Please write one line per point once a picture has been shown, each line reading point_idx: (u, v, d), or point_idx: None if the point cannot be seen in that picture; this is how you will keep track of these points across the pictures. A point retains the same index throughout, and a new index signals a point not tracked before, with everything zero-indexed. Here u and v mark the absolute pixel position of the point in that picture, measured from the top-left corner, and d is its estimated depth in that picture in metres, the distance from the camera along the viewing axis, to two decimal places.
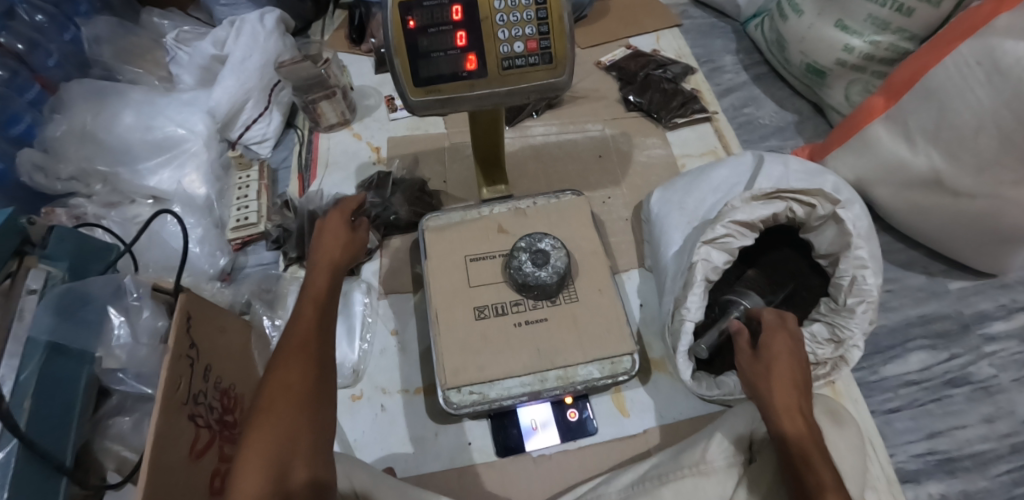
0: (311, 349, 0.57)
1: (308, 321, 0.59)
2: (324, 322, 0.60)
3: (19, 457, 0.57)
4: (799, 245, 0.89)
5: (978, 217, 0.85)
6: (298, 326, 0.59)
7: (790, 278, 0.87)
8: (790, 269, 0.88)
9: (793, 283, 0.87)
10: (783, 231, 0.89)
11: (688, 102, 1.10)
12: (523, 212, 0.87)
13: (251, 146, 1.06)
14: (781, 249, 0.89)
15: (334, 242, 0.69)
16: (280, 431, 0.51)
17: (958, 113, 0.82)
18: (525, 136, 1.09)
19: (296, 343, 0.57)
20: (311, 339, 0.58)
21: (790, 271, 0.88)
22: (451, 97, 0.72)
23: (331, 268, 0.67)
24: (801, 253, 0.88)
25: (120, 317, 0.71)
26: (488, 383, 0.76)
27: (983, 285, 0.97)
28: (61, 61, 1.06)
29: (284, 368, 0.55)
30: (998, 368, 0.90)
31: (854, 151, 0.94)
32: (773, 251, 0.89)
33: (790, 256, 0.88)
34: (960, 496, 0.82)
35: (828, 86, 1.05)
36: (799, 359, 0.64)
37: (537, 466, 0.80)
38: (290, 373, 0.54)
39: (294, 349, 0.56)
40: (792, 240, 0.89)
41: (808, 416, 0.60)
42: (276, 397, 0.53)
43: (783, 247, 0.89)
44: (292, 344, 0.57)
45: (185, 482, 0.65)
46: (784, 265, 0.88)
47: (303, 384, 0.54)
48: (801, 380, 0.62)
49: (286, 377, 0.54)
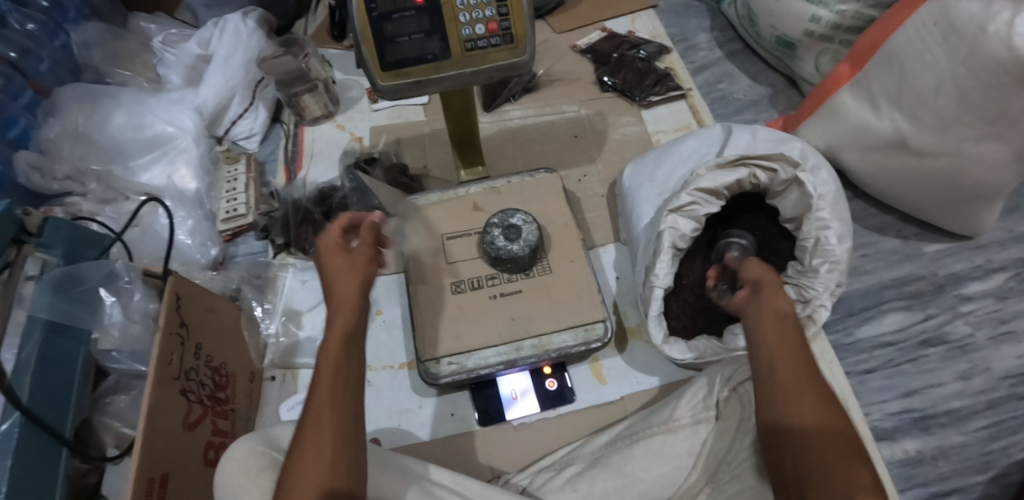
0: (341, 383, 0.54)
1: (334, 347, 0.56)
2: (350, 348, 0.57)
3: (22, 427, 0.61)
4: (764, 213, 0.91)
5: (941, 177, 0.87)
6: (324, 362, 0.56)
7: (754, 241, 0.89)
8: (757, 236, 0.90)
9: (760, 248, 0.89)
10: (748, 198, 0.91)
11: (662, 80, 1.12)
12: (498, 190, 0.91)
13: (238, 141, 1.12)
14: (748, 217, 0.91)
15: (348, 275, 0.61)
16: (316, 456, 0.50)
17: (918, 75, 0.83)
18: (503, 120, 1.12)
19: (326, 379, 0.54)
20: (336, 373, 0.55)
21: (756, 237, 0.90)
22: (419, 80, 0.74)
23: (352, 302, 0.59)
24: (767, 219, 0.90)
25: (111, 298, 0.75)
26: (466, 353, 0.79)
27: (958, 246, 0.97)
28: (53, 66, 1.10)
29: (315, 409, 0.53)
30: (974, 327, 0.90)
31: (823, 119, 0.96)
32: (740, 218, 0.91)
33: (757, 223, 0.90)
34: (936, 452, 0.83)
35: (799, 58, 1.07)
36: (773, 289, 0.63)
37: (518, 433, 0.83)
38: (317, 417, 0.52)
39: (319, 385, 0.54)
40: (759, 207, 0.91)
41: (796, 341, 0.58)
42: (308, 446, 0.51)
43: (750, 214, 0.91)
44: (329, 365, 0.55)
45: (179, 451, 0.69)
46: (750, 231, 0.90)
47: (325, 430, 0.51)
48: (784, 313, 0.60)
49: (319, 415, 0.52)
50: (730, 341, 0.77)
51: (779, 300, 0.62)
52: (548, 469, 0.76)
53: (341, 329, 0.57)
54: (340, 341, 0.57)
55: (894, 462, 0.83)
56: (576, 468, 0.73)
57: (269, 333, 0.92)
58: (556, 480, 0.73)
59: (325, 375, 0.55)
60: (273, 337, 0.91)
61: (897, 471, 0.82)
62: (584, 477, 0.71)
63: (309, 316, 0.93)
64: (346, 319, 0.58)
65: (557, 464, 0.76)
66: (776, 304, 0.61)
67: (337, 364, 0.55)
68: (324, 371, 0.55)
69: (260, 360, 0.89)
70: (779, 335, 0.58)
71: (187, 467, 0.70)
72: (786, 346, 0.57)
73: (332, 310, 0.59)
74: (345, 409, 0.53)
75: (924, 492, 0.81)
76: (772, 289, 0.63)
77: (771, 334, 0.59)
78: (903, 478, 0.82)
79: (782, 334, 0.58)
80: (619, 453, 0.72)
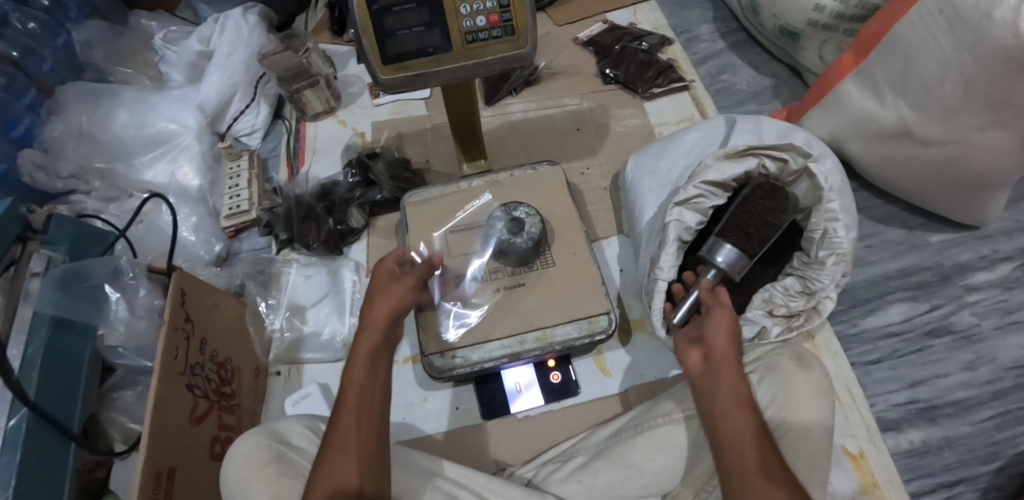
0: (363, 409, 0.58)
1: (358, 372, 0.60)
2: (373, 375, 0.60)
3: (29, 423, 0.61)
4: (781, 204, 0.80)
5: (946, 165, 0.86)
6: (347, 389, 0.59)
7: (761, 228, 0.77)
8: (764, 224, 0.78)
9: (767, 235, 0.77)
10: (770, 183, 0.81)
11: (665, 72, 1.12)
12: (499, 184, 0.91)
13: (241, 137, 1.12)
14: (765, 201, 0.79)
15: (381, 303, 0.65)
16: (347, 444, 0.56)
17: (922, 61, 0.82)
18: (505, 113, 1.12)
19: (351, 400, 0.58)
20: (359, 396, 0.58)
21: (762, 230, 0.77)
22: (421, 74, 0.73)
23: (376, 331, 0.63)
24: (782, 208, 0.79)
25: (116, 294, 0.74)
26: (469, 346, 0.80)
27: (963, 236, 0.97)
28: (55, 66, 1.11)
29: (341, 429, 0.57)
30: (979, 317, 0.90)
31: (827, 109, 0.95)
32: (756, 200, 0.80)
33: (771, 211, 0.79)
34: (942, 442, 0.83)
35: (802, 48, 1.06)
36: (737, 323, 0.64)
37: (522, 426, 0.83)
38: (339, 439, 0.56)
39: (343, 407, 0.58)
40: (779, 196, 0.80)
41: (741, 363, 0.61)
42: (331, 469, 0.54)
43: (768, 198, 0.80)
44: (359, 361, 0.61)
45: (184, 446, 0.69)
46: (758, 219, 0.78)
47: (346, 456, 0.55)
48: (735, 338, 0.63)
49: (344, 441, 0.56)
50: None
51: (738, 373, 0.59)
52: (551, 462, 0.76)
53: (367, 355, 0.61)
54: (364, 367, 0.60)
55: (900, 453, 0.82)
56: (580, 459, 0.74)
57: (273, 328, 0.92)
58: (560, 472, 0.73)
59: (349, 397, 0.59)
60: (278, 332, 0.91)
61: (903, 461, 0.82)
62: (587, 469, 0.71)
63: (313, 311, 0.93)
64: (368, 346, 0.62)
65: (561, 456, 0.76)
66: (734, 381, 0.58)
67: (361, 389, 0.59)
68: (350, 393, 0.59)
69: (265, 355, 0.90)
70: (735, 411, 0.56)
71: (192, 461, 0.71)
72: (744, 424, 0.55)
73: (363, 329, 0.63)
74: (368, 436, 0.57)
75: (930, 482, 0.80)
76: (733, 361, 0.60)
77: (731, 422, 0.55)
78: (909, 468, 0.81)
79: (738, 416, 0.56)
80: (622, 445, 0.71)
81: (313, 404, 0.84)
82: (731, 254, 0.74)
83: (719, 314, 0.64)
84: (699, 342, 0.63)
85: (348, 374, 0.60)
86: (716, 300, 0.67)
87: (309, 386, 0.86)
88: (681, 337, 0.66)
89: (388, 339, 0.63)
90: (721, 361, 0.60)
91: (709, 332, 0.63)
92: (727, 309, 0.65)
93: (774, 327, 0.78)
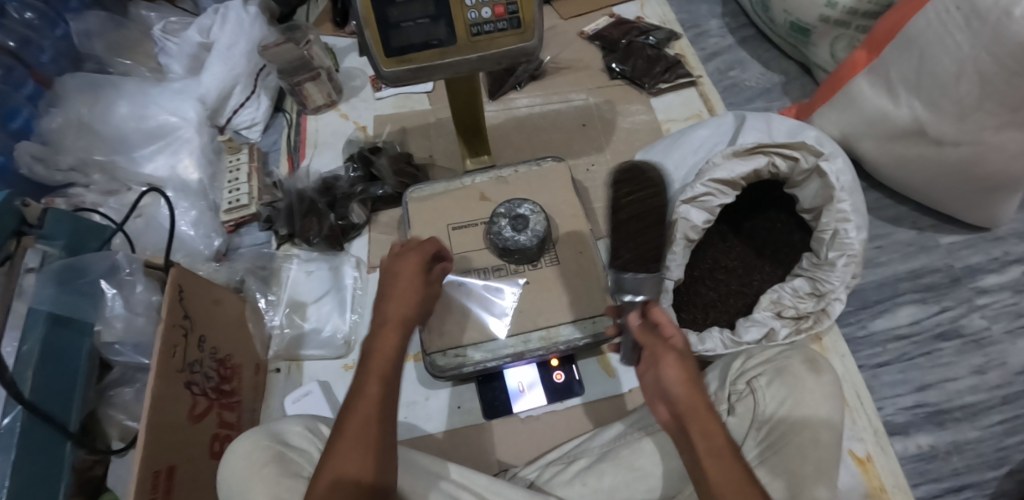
0: (380, 402, 0.54)
1: (377, 365, 0.56)
2: (391, 374, 0.56)
3: (24, 422, 0.60)
4: (647, 186, 0.78)
5: (960, 166, 0.84)
6: (369, 379, 0.55)
7: (647, 233, 0.74)
8: (648, 222, 0.74)
9: (657, 229, 0.75)
10: (632, 175, 0.80)
11: (672, 67, 1.10)
12: (504, 180, 0.89)
13: (241, 130, 1.11)
14: (636, 200, 0.76)
15: (407, 290, 0.61)
16: (365, 434, 0.52)
17: (937, 59, 0.80)
18: (509, 108, 1.10)
19: (373, 392, 0.54)
20: (382, 390, 0.55)
21: (650, 229, 0.74)
22: (425, 67, 0.71)
23: (398, 328, 0.58)
24: (647, 190, 0.77)
25: (112, 291, 0.73)
26: (472, 346, 0.78)
27: (974, 238, 0.95)
28: (55, 57, 1.08)
29: (358, 421, 0.53)
30: (990, 320, 0.88)
31: (839, 107, 0.93)
32: (624, 202, 0.77)
33: (646, 203, 0.76)
34: (950, 447, 0.81)
35: (813, 44, 1.04)
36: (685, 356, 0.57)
37: (525, 426, 0.82)
38: (351, 435, 0.52)
39: (364, 398, 0.54)
40: (643, 182, 0.79)
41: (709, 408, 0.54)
42: (342, 461, 0.51)
43: (634, 191, 0.77)
44: (381, 347, 0.57)
45: (183, 444, 0.68)
46: (642, 220, 0.75)
47: (365, 452, 0.51)
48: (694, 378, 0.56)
49: (360, 432, 0.52)
50: (743, 333, 0.75)
51: (711, 428, 0.52)
52: (556, 463, 0.75)
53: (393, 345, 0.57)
54: (383, 363, 0.56)
55: (907, 457, 0.81)
56: (584, 462, 0.72)
57: (273, 324, 0.90)
58: (564, 474, 0.72)
59: (371, 388, 0.54)
60: (278, 328, 0.90)
61: (910, 466, 0.81)
62: (592, 472, 0.70)
63: (314, 307, 0.92)
64: (390, 344, 0.57)
65: (566, 458, 0.75)
66: (710, 443, 0.52)
67: (382, 380, 0.55)
68: (370, 384, 0.55)
69: (266, 352, 0.89)
70: (721, 480, 0.50)
71: (192, 460, 0.70)
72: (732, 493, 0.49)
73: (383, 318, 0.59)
74: (384, 430, 0.53)
75: (937, 487, 0.79)
76: (702, 417, 0.53)
77: (721, 494, 0.49)
78: (916, 473, 0.80)
79: (726, 483, 0.50)
80: (627, 448, 0.70)
81: (314, 402, 0.83)
82: (643, 282, 0.72)
83: (664, 363, 0.56)
84: (663, 400, 0.56)
85: (366, 367, 0.56)
86: (657, 338, 0.59)
87: (309, 384, 0.84)
88: (644, 389, 0.60)
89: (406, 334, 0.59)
90: (688, 423, 0.53)
91: (664, 389, 0.56)
92: (668, 349, 0.57)
93: (783, 328, 0.76)
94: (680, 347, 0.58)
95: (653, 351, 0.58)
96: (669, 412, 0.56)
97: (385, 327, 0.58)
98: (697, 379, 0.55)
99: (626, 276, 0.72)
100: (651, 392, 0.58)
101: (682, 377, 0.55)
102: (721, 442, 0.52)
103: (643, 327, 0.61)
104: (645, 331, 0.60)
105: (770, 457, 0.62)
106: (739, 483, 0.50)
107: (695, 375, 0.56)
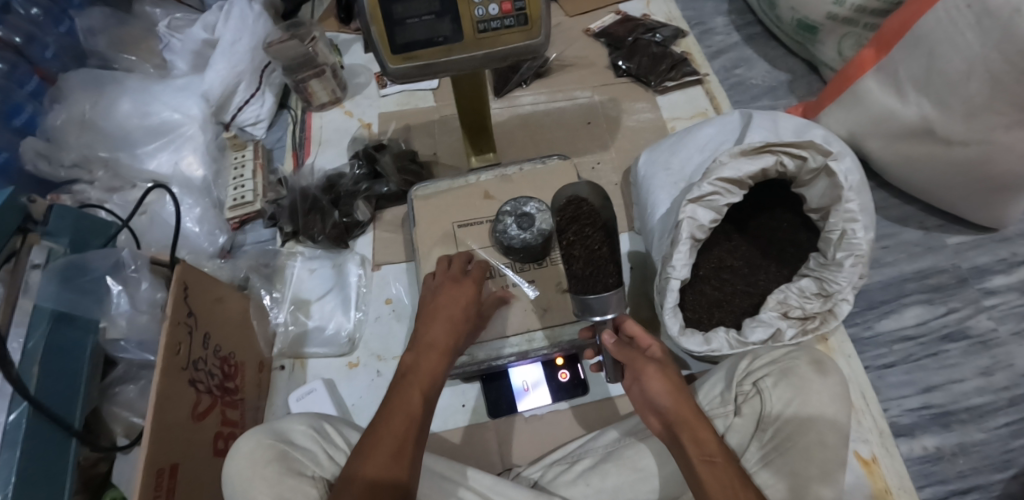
0: (417, 418, 0.57)
1: (419, 383, 0.60)
2: (429, 394, 0.60)
3: (30, 418, 0.60)
4: (591, 217, 0.83)
5: (969, 165, 0.84)
6: (411, 390, 0.59)
7: (591, 257, 0.80)
8: (592, 247, 0.81)
9: (603, 247, 0.80)
10: (574, 207, 0.84)
11: (678, 65, 1.09)
12: (509, 178, 0.89)
13: (245, 128, 1.10)
14: (575, 230, 0.82)
15: (456, 320, 0.67)
16: (399, 446, 0.54)
17: (946, 58, 0.79)
18: (514, 106, 1.09)
19: (414, 409, 0.57)
20: (421, 407, 0.58)
21: (592, 247, 0.81)
22: (430, 63, 0.71)
23: (442, 353, 0.64)
24: (591, 221, 0.83)
25: (118, 287, 0.73)
26: (477, 345, 0.79)
27: (982, 238, 0.94)
28: (58, 53, 1.09)
29: (389, 432, 0.55)
30: (997, 321, 0.88)
31: (845, 106, 0.93)
32: (569, 233, 0.83)
33: (586, 231, 0.82)
34: (956, 449, 0.81)
35: (820, 42, 1.03)
36: (669, 370, 0.62)
37: (529, 426, 0.82)
38: (392, 440, 0.55)
39: (402, 411, 0.57)
40: (585, 211, 0.84)
41: (699, 417, 0.58)
42: (370, 462, 0.53)
43: (575, 226, 0.82)
44: (424, 369, 0.61)
45: (187, 442, 0.68)
46: (584, 242, 0.81)
47: (398, 461, 0.53)
48: (680, 389, 0.60)
49: (389, 440, 0.55)
50: (748, 333, 0.75)
51: (700, 433, 0.56)
52: (559, 463, 0.74)
53: (434, 371, 0.61)
54: (426, 383, 0.60)
55: (913, 459, 0.81)
56: (588, 462, 0.72)
57: (277, 322, 0.91)
58: (567, 474, 0.72)
59: (412, 401, 0.58)
60: (282, 325, 0.91)
61: (915, 468, 0.80)
62: (596, 472, 0.70)
63: (317, 305, 0.92)
64: (434, 366, 0.62)
65: (569, 458, 0.74)
66: (701, 445, 0.55)
67: (419, 399, 0.59)
68: (413, 400, 0.58)
69: (269, 349, 0.89)
70: (714, 480, 0.53)
71: (196, 458, 0.70)
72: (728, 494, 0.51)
73: (425, 346, 0.64)
74: (416, 443, 0.56)
75: (942, 489, 0.79)
76: (690, 423, 0.57)
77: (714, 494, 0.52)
78: (921, 475, 0.80)
79: (719, 482, 0.52)
80: (631, 448, 0.70)
81: (316, 401, 0.82)
82: (609, 300, 0.74)
83: (646, 375, 0.61)
84: (653, 412, 0.61)
85: (409, 381, 0.60)
86: (635, 355, 0.64)
87: (313, 382, 0.83)
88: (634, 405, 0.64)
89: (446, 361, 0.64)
90: (679, 431, 0.57)
91: (652, 400, 0.60)
92: (648, 361, 0.62)
93: (789, 329, 0.76)
94: (660, 359, 0.63)
95: (635, 365, 0.63)
96: (660, 423, 0.60)
97: (429, 350, 0.63)
98: (681, 389, 0.60)
99: (590, 297, 0.75)
100: (642, 408, 0.63)
101: (666, 387, 0.60)
102: (712, 444, 0.55)
103: (619, 346, 0.66)
104: (623, 348, 0.65)
105: (776, 458, 0.62)
106: (731, 482, 0.53)
107: (679, 385, 0.60)
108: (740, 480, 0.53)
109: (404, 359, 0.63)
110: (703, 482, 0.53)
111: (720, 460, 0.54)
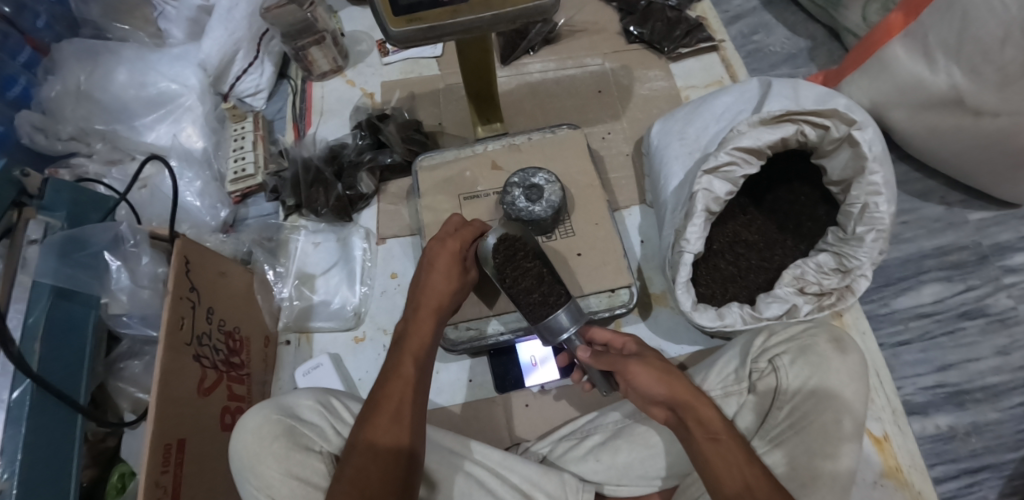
0: (415, 381, 0.57)
1: (413, 347, 0.59)
2: (424, 358, 0.60)
3: (34, 394, 0.59)
4: (520, 247, 0.66)
5: (999, 138, 0.80)
6: (405, 355, 0.59)
7: (539, 284, 0.65)
8: (535, 273, 0.66)
9: (540, 268, 0.66)
10: (506, 245, 0.66)
11: (693, 31, 1.05)
12: (517, 148, 0.87)
13: (245, 98, 1.08)
14: (512, 268, 0.65)
15: (443, 283, 0.64)
16: (398, 414, 0.54)
17: (981, 23, 0.75)
18: (522, 73, 1.06)
19: (408, 374, 0.57)
20: (416, 371, 0.58)
21: (537, 276, 0.66)
22: (435, 26, 0.67)
23: (435, 315, 0.63)
24: (523, 252, 0.66)
25: (117, 263, 0.71)
26: (484, 319, 0.79)
27: (1006, 215, 0.91)
28: (50, 22, 1.05)
29: (386, 398, 0.55)
30: (1017, 300, 0.85)
31: (870, 74, 0.89)
32: (507, 274, 0.65)
33: (525, 265, 0.66)
34: (969, 428, 0.80)
35: (844, 6, 0.99)
36: (656, 359, 0.59)
37: (537, 401, 0.81)
38: (390, 403, 0.54)
39: (398, 377, 0.57)
40: (519, 246, 0.66)
41: (696, 398, 0.56)
42: (377, 429, 0.53)
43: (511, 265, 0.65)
44: (417, 332, 0.61)
45: (193, 417, 0.68)
46: (528, 273, 0.65)
47: (398, 424, 0.53)
48: (672, 374, 0.58)
49: (384, 408, 0.54)
50: (763, 309, 0.73)
51: (702, 412, 0.55)
52: (569, 438, 0.74)
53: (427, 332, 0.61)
54: (419, 348, 0.60)
55: (924, 437, 0.80)
56: (598, 437, 0.71)
57: (282, 296, 0.90)
58: (577, 449, 0.71)
59: (405, 370, 0.57)
60: (287, 300, 0.89)
61: (927, 446, 0.79)
62: (607, 449, 0.69)
63: (322, 279, 0.91)
64: (427, 329, 0.61)
65: (578, 433, 0.73)
66: (705, 426, 0.54)
67: (416, 362, 0.58)
68: (405, 365, 0.58)
69: (274, 323, 0.88)
70: (722, 460, 0.52)
71: (204, 433, 0.69)
72: (738, 471, 0.51)
73: (413, 314, 0.63)
74: (416, 406, 0.56)
75: (954, 468, 0.78)
76: (691, 404, 0.55)
77: (723, 474, 0.51)
78: (933, 453, 0.79)
79: (726, 461, 0.52)
80: (643, 425, 0.69)
81: (323, 376, 0.81)
82: (565, 318, 0.63)
83: (632, 373, 0.58)
84: (651, 402, 0.58)
85: (403, 347, 0.59)
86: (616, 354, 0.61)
87: (319, 357, 0.83)
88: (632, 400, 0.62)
89: (440, 324, 0.63)
90: (682, 416, 0.55)
91: (646, 393, 0.58)
92: (627, 358, 0.59)
93: (805, 305, 0.73)
94: (638, 351, 0.61)
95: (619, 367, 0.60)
96: (661, 413, 0.58)
97: (420, 313, 0.62)
98: (671, 372, 0.58)
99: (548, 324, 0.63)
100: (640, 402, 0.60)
101: (655, 376, 0.57)
102: (715, 422, 0.54)
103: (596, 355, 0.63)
104: (601, 354, 0.62)
105: (790, 437, 0.61)
106: (737, 459, 0.52)
107: (668, 369, 0.58)
108: (747, 457, 0.52)
109: (398, 328, 0.62)
110: (711, 465, 0.52)
111: (724, 438, 0.53)
